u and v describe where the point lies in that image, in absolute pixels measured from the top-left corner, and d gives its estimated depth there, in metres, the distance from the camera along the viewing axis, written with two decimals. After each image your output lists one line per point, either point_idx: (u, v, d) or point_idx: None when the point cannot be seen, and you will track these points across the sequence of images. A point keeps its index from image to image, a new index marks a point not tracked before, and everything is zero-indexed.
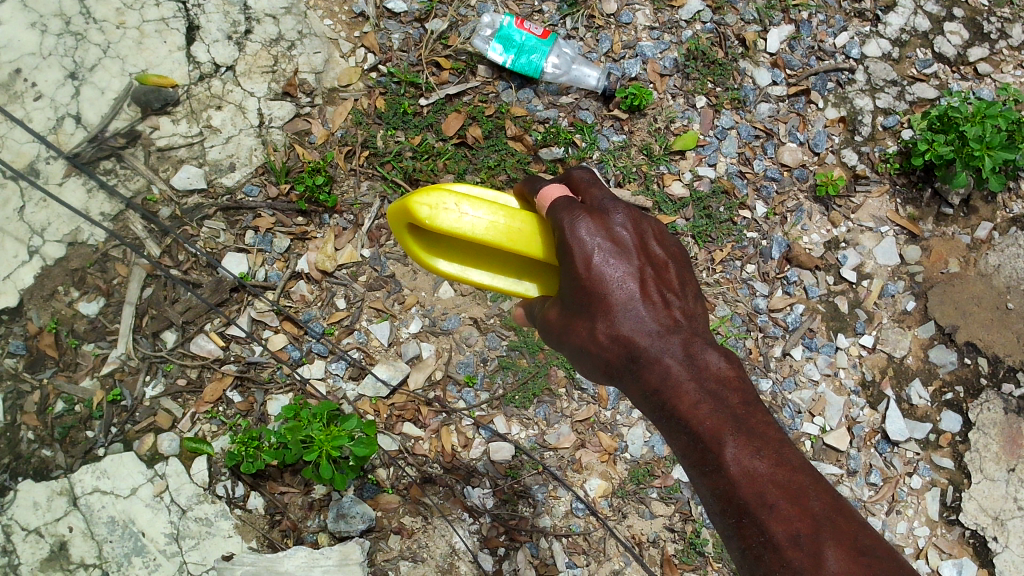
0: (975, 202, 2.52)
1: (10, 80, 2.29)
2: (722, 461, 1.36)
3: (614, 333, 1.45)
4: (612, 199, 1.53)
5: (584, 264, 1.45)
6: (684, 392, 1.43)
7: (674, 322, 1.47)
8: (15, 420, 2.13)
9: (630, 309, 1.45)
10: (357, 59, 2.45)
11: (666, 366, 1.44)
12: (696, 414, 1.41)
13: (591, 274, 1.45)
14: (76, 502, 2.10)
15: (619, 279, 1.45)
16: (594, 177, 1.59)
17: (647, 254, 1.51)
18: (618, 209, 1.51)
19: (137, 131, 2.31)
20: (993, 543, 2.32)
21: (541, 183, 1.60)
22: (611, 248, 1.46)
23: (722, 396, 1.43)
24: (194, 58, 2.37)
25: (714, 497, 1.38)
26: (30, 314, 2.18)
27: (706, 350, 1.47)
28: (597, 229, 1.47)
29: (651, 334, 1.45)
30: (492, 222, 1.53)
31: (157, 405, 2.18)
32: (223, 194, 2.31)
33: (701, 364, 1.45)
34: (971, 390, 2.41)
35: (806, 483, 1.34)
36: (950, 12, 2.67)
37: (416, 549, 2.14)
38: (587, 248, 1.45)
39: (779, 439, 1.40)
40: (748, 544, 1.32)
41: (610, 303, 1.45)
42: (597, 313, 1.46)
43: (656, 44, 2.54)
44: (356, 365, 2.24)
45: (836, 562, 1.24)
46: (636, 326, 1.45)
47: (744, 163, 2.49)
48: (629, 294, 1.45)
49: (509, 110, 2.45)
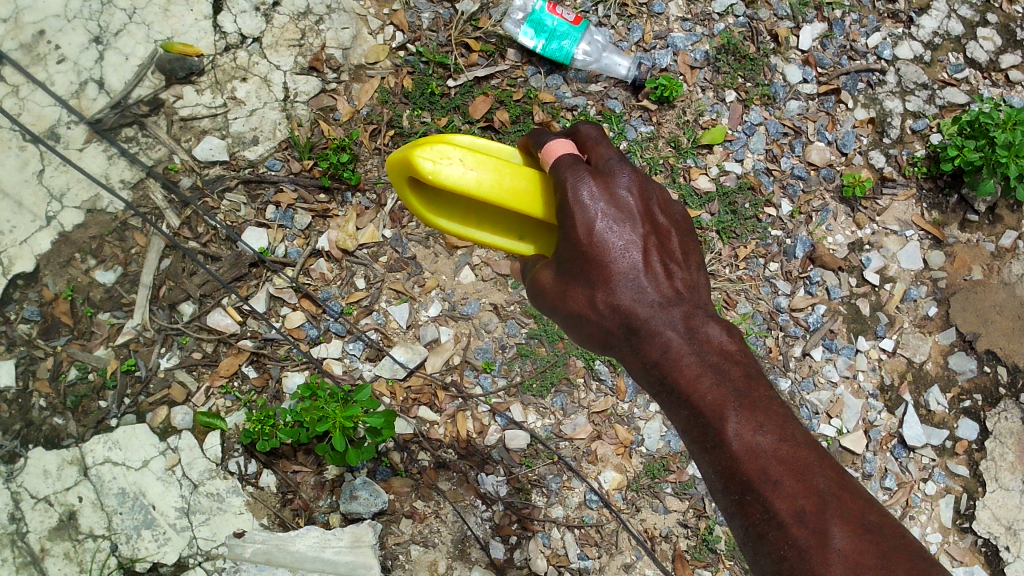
0: (1001, 209, 2.50)
1: (33, 41, 2.24)
2: (724, 437, 1.35)
3: (613, 303, 1.44)
4: (618, 160, 1.48)
5: (587, 231, 1.42)
6: (685, 365, 1.41)
7: (676, 293, 1.45)
8: (28, 387, 2.10)
9: (632, 279, 1.43)
10: (385, 37, 2.42)
11: (666, 339, 1.43)
12: (697, 389, 1.39)
13: (593, 241, 1.42)
14: (87, 472, 2.07)
15: (622, 248, 1.43)
16: (601, 131, 1.53)
17: (650, 221, 1.47)
18: (624, 171, 1.47)
19: (160, 99, 2.28)
20: (1004, 552, 2.33)
21: (545, 137, 1.53)
22: (615, 214, 1.43)
23: (724, 369, 1.40)
24: (220, 28, 2.33)
25: (716, 473, 1.37)
26: (45, 280, 2.15)
27: (708, 323, 1.45)
28: (601, 194, 1.43)
29: (652, 305, 1.43)
30: (494, 180, 1.50)
31: (172, 377, 2.16)
32: (245, 167, 2.28)
33: (703, 337, 1.43)
34: (989, 399, 2.40)
35: (810, 459, 1.32)
36: (984, 17, 2.64)
37: (428, 534, 2.12)
38: (590, 214, 1.42)
39: (783, 414, 1.38)
40: (751, 521, 1.31)
41: (611, 272, 1.42)
42: (597, 283, 1.43)
43: (688, 36, 2.50)
44: (374, 346, 2.21)
45: (842, 540, 1.24)
46: (637, 297, 1.43)
47: (772, 160, 2.47)
48: (631, 264, 1.43)
49: (537, 96, 2.42)
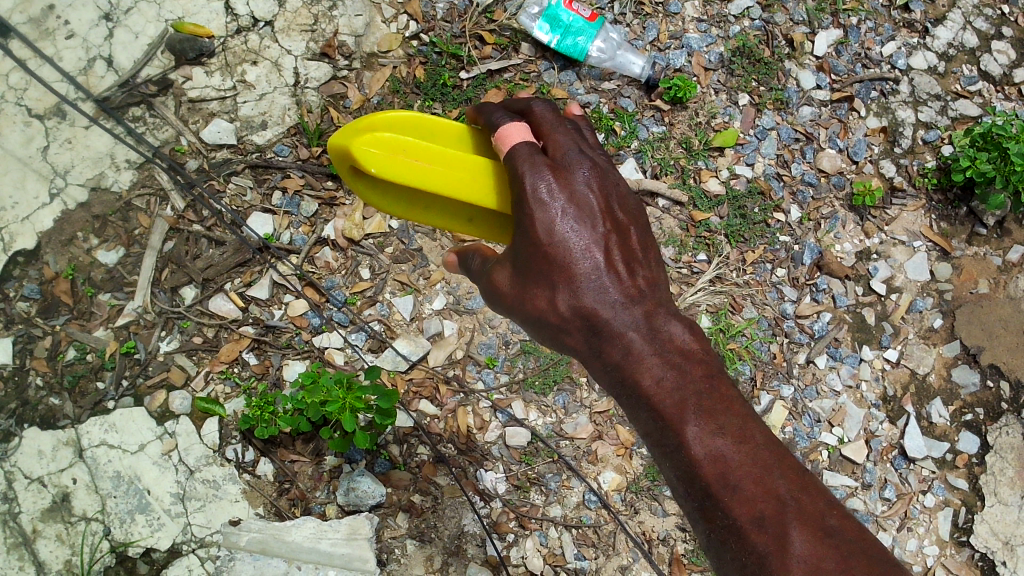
0: (1010, 223, 2.49)
1: (42, 16, 2.22)
2: (685, 441, 1.32)
3: (574, 305, 1.42)
4: (577, 153, 1.46)
5: (547, 232, 1.40)
6: (645, 367, 1.40)
7: (638, 292, 1.44)
8: (25, 365, 2.08)
9: (594, 279, 1.42)
10: (399, 26, 2.39)
11: (628, 340, 1.42)
12: (657, 392, 1.37)
13: (554, 240, 1.41)
14: (82, 454, 2.05)
15: (583, 249, 1.41)
16: (557, 116, 1.49)
17: (611, 218, 1.45)
18: (582, 165, 1.45)
19: (169, 79, 2.25)
20: (1001, 568, 2.31)
21: (499, 120, 1.50)
22: (576, 213, 1.41)
23: (685, 369, 1.39)
24: (232, 9, 2.30)
25: (676, 477, 1.34)
26: (46, 258, 2.13)
27: (669, 322, 1.44)
28: (559, 190, 1.41)
29: (612, 305, 1.42)
30: (437, 173, 1.57)
31: (171, 361, 2.13)
32: (253, 151, 2.26)
33: (665, 337, 1.42)
34: (991, 413, 2.39)
35: (771, 461, 1.29)
36: (999, 30, 2.64)
37: (425, 528, 2.10)
38: (550, 213, 1.40)
39: (744, 416, 1.34)
40: (712, 527, 1.28)
41: (572, 273, 1.41)
42: (559, 284, 1.42)
43: (703, 37, 2.49)
44: (377, 337, 2.19)
45: (803, 545, 1.21)
46: (599, 297, 1.42)
47: (782, 165, 2.46)
48: (592, 264, 1.41)
49: (550, 91, 2.41)
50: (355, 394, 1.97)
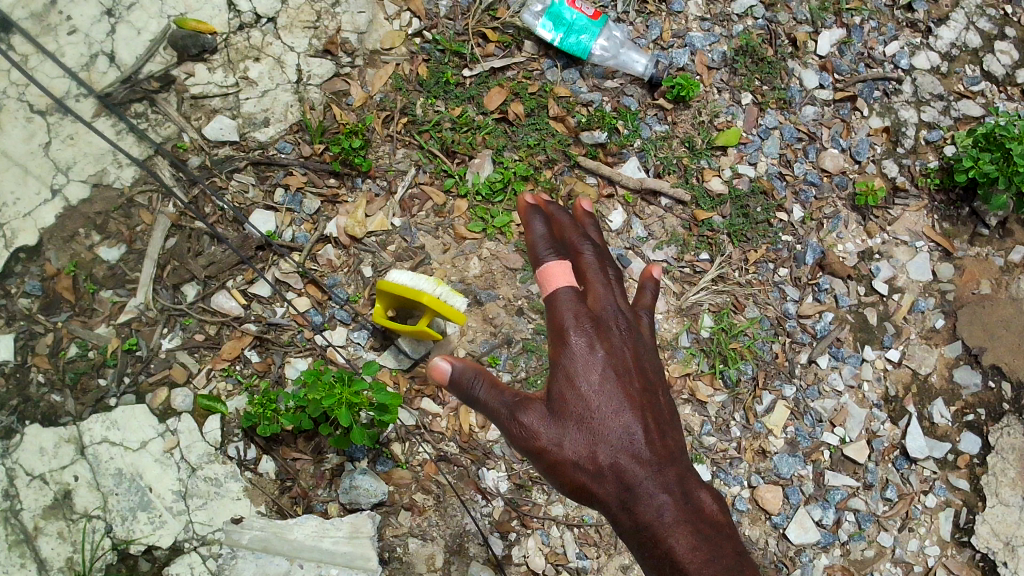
0: (1012, 224, 2.51)
1: (44, 11, 2.21)
2: None
3: (609, 458, 1.45)
4: (617, 307, 1.57)
5: (589, 383, 1.48)
6: (676, 527, 1.41)
7: (668, 453, 1.48)
8: (26, 361, 2.07)
9: (630, 432, 1.46)
10: (402, 23, 2.40)
11: (659, 499, 1.42)
12: (685, 552, 1.39)
13: (596, 395, 1.47)
14: (84, 451, 2.04)
15: (621, 410, 1.47)
16: (599, 262, 1.61)
17: (643, 383, 1.53)
18: (620, 321, 1.56)
19: (171, 75, 2.25)
20: (1002, 568, 2.32)
21: (545, 255, 1.56)
22: (614, 368, 1.50)
23: (710, 536, 1.42)
24: (235, 6, 2.30)
25: None
26: (48, 255, 2.11)
27: (698, 491, 1.48)
28: (603, 345, 1.51)
29: (644, 460, 1.45)
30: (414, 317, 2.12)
31: (173, 358, 2.12)
32: (255, 148, 2.25)
33: (695, 503, 1.46)
34: (992, 413, 2.40)
35: None
36: (1002, 31, 2.64)
37: (427, 527, 2.10)
38: (593, 365, 1.49)
39: None
40: None
41: (610, 428, 1.46)
42: (597, 436, 1.45)
43: (706, 36, 2.49)
44: (379, 335, 2.19)
45: None
46: (634, 450, 1.45)
47: (785, 165, 2.45)
48: (627, 421, 1.47)
49: (554, 90, 2.39)
50: (353, 390, 1.97)
